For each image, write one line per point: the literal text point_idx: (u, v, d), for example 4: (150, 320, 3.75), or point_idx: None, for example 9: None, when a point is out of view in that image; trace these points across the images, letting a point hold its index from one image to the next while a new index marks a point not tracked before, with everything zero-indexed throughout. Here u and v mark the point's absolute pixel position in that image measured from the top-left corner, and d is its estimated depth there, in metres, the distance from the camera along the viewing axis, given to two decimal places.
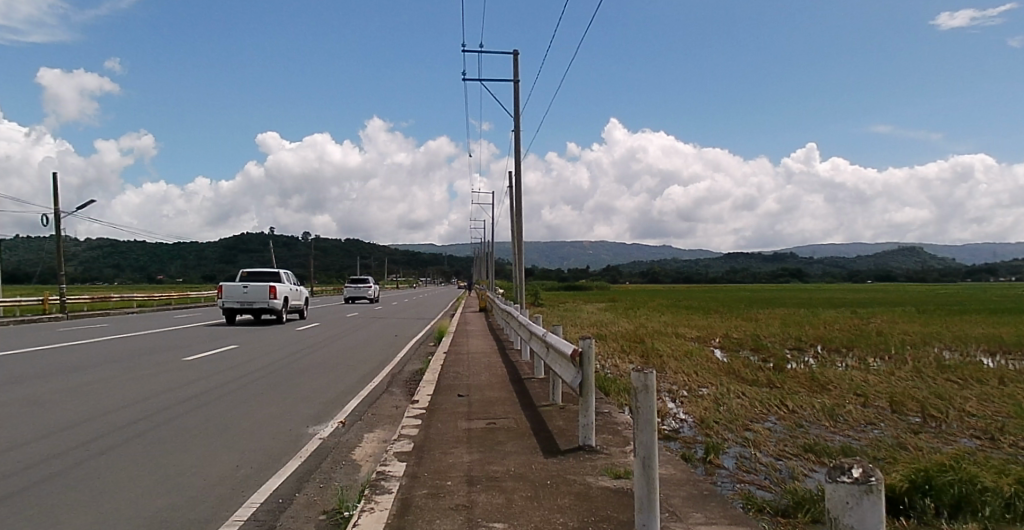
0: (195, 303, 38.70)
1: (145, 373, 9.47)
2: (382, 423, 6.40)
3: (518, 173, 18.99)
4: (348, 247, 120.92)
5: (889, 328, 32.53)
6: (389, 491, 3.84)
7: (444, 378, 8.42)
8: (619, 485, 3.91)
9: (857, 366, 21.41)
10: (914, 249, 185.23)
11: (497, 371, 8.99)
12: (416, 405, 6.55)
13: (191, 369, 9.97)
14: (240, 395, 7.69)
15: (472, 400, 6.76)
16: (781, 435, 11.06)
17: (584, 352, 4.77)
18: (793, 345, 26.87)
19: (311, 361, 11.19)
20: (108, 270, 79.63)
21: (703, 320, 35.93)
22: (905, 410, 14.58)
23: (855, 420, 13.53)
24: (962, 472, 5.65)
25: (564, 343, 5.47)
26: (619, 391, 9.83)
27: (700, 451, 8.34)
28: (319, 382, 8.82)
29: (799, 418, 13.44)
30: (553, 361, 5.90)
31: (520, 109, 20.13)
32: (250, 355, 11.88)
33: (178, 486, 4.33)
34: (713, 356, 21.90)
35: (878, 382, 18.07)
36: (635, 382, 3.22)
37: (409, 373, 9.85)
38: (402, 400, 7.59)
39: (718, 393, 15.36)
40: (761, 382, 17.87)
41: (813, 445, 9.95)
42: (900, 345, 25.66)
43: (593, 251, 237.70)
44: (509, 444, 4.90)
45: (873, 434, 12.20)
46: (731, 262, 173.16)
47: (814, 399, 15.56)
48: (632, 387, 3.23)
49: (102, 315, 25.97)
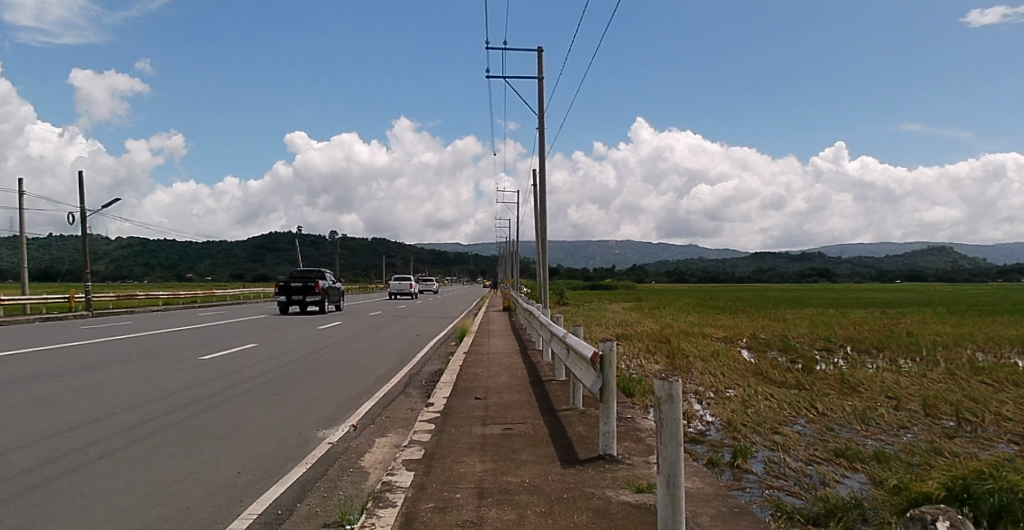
0: (221, 301, 39.08)
1: (160, 372, 9.43)
2: (395, 427, 6.18)
3: (542, 170, 18.71)
4: (374, 245, 121.73)
5: (919, 329, 31.59)
6: (393, 505, 3.59)
7: (462, 379, 8.18)
8: (641, 500, 3.60)
9: (888, 367, 20.77)
10: (947, 247, 180.69)
11: (516, 372, 8.70)
12: (431, 408, 6.30)
13: (205, 368, 9.89)
14: (253, 395, 7.57)
15: (489, 403, 6.50)
16: (811, 439, 10.66)
17: (605, 356, 4.46)
18: (821, 345, 26.16)
19: (329, 360, 11.04)
20: (139, 268, 81.06)
21: (728, 320, 35.28)
22: (938, 414, 14.02)
23: (887, 423, 13.02)
24: (1003, 481, 5.31)
25: (585, 346, 5.17)
26: (643, 395, 9.54)
27: (728, 456, 8.06)
28: (335, 382, 8.65)
29: (830, 421, 12.98)
30: (573, 364, 5.61)
31: (543, 106, 19.86)
32: (267, 354, 11.78)
33: (175, 495, 4.19)
34: (739, 356, 21.41)
35: (911, 385, 17.42)
36: (659, 391, 2.90)
37: (428, 374, 9.64)
38: (418, 402, 7.36)
39: (745, 395, 14.95)
40: (789, 383, 17.37)
41: (844, 451, 9.56)
42: (932, 346, 24.82)
43: (618, 250, 236.35)
44: (525, 452, 4.62)
45: (906, 439, 11.72)
46: (758, 261, 170.68)
47: (845, 401, 15.05)
48: (655, 397, 2.91)
49: (127, 313, 26.26)
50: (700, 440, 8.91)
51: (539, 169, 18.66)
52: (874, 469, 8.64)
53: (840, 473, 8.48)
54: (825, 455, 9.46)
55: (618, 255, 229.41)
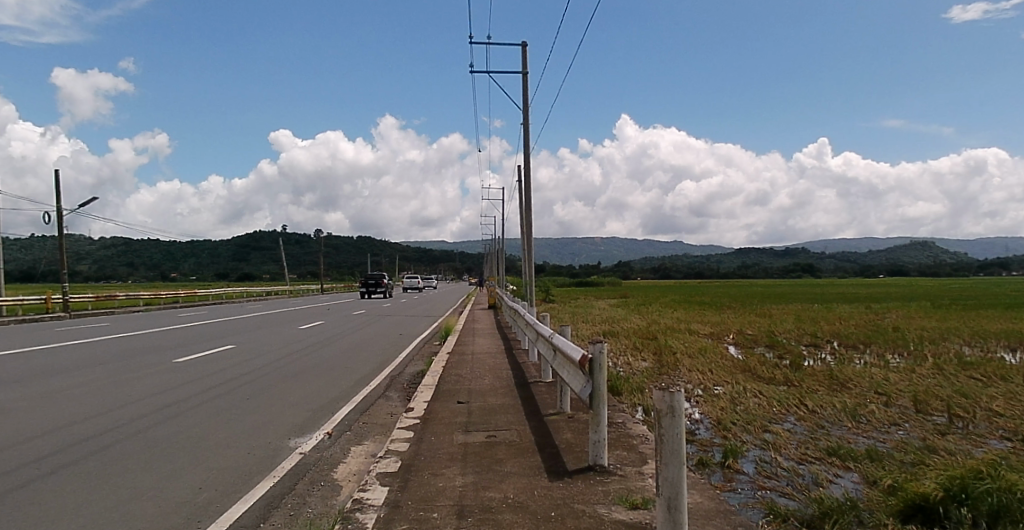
0: (202, 301, 38.41)
1: (130, 376, 9.01)
2: (373, 434, 5.82)
3: (528, 167, 18.36)
4: (359, 244, 120.87)
5: (905, 323, 31.70)
6: (362, 526, 3.25)
7: (444, 381, 7.84)
8: (635, 518, 3.29)
9: (876, 363, 20.67)
10: (928, 242, 182.82)
11: (501, 374, 8.37)
12: (410, 413, 5.96)
13: (177, 372, 9.47)
14: (224, 400, 7.19)
15: (472, 408, 6.16)
16: (802, 437, 10.44)
17: (594, 359, 4.13)
18: (809, 341, 26.08)
19: (308, 362, 10.67)
20: (121, 268, 79.66)
21: (715, 316, 35.14)
22: (929, 410, 13.88)
23: (878, 421, 12.84)
24: (1001, 480, 5.07)
25: (573, 348, 4.84)
26: (631, 394, 9.25)
27: (718, 455, 7.82)
28: (313, 385, 8.28)
29: (820, 419, 12.78)
30: (560, 366, 5.30)
31: (529, 102, 19.52)
32: (243, 356, 11.35)
33: (127, 515, 3.83)
34: (727, 353, 21.25)
35: (899, 380, 17.32)
36: (659, 404, 2.60)
37: (410, 375, 9.29)
38: (398, 406, 7.01)
39: (734, 392, 14.74)
40: (778, 380, 17.19)
41: (836, 449, 9.34)
42: (919, 341, 24.79)
43: (604, 247, 236.73)
44: (509, 464, 4.29)
45: (898, 436, 11.54)
46: (743, 257, 171.56)
47: (834, 398, 14.87)
48: (654, 410, 2.62)
49: (103, 314, 25.58)
50: (690, 441, 8.66)
51: (524, 165, 18.32)
52: (868, 468, 8.42)
53: (833, 473, 8.23)
54: (817, 454, 9.23)
55: (605, 252, 229.73)
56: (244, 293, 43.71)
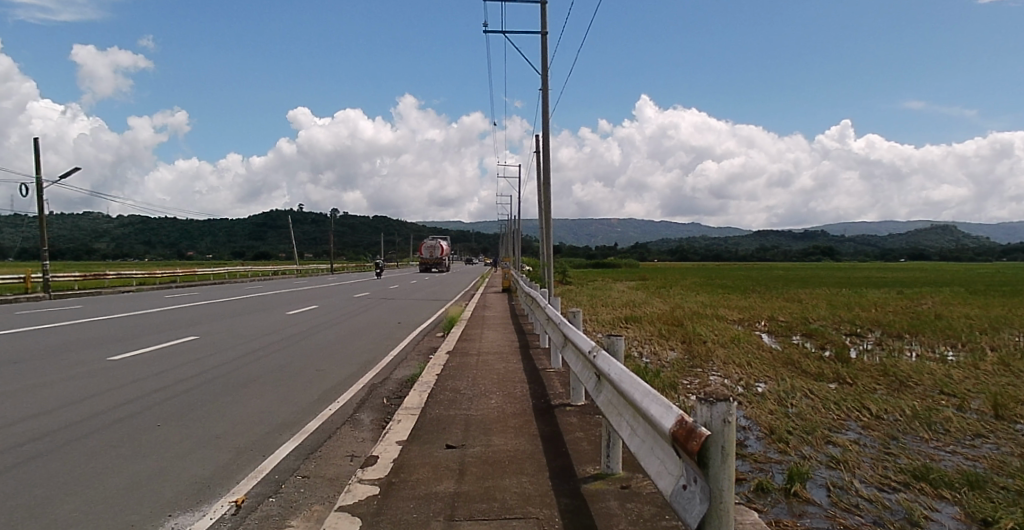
0: (203, 280, 36.62)
1: (34, 382, 7.03)
2: (304, 505, 3.66)
3: (546, 136, 16.08)
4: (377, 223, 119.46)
5: (949, 310, 29.02)
6: None
7: (436, 400, 5.72)
8: None
9: (931, 357, 18.13)
10: (955, 227, 177.17)
11: (513, 389, 6.23)
12: (367, 470, 3.80)
13: (101, 375, 7.50)
14: (125, 428, 5.22)
15: (466, 459, 3.97)
16: (875, 452, 8.08)
17: (711, 437, 1.87)
18: (848, 330, 23.54)
19: (274, 361, 8.66)
20: (137, 246, 81.86)
21: (742, 301, 32.42)
22: (1014, 417, 11.41)
23: (958, 430, 10.38)
24: None
25: (649, 393, 2.55)
26: (663, 390, 7.11)
27: (779, 495, 5.56)
28: (260, 401, 6.27)
29: (889, 427, 10.38)
30: (616, 416, 3.04)
31: (546, 64, 17.19)
32: (198, 353, 9.28)
33: None
34: (764, 342, 18.90)
35: (967, 378, 14.83)
36: None
37: (395, 385, 7.15)
38: (365, 445, 4.83)
39: (780, 391, 12.42)
40: (827, 375, 14.83)
41: (923, 470, 7.01)
42: (972, 332, 22.09)
43: (623, 228, 234.26)
44: None
45: (988, 452, 9.11)
46: (763, 239, 167.81)
47: (900, 401, 12.39)
48: None
49: (87, 296, 23.81)
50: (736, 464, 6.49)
51: (543, 136, 16.07)
52: (977, 501, 6.07)
53: (926, 505, 5.94)
54: (900, 476, 6.89)
55: (623, 233, 226.82)
56: (249, 273, 42.16)
